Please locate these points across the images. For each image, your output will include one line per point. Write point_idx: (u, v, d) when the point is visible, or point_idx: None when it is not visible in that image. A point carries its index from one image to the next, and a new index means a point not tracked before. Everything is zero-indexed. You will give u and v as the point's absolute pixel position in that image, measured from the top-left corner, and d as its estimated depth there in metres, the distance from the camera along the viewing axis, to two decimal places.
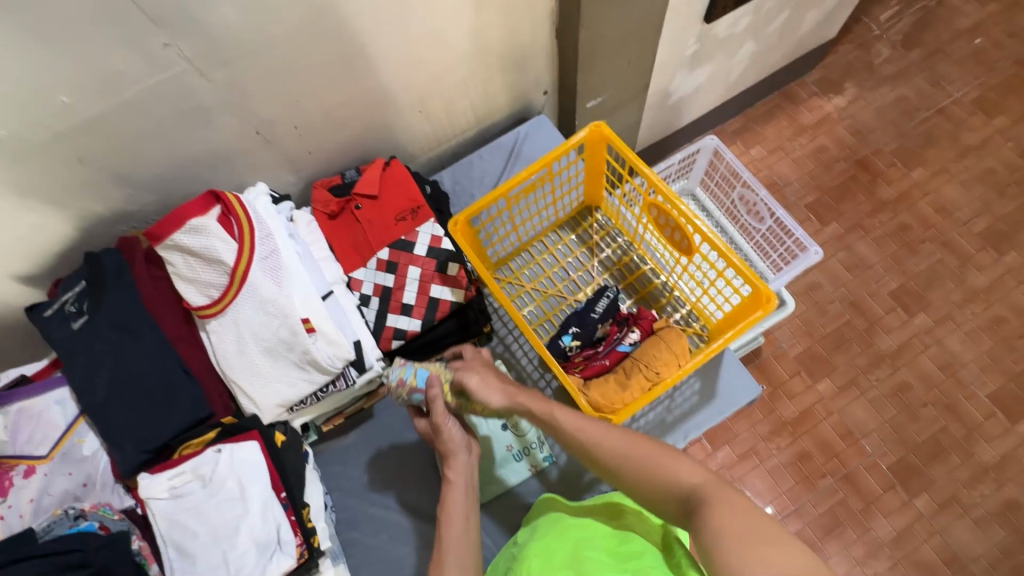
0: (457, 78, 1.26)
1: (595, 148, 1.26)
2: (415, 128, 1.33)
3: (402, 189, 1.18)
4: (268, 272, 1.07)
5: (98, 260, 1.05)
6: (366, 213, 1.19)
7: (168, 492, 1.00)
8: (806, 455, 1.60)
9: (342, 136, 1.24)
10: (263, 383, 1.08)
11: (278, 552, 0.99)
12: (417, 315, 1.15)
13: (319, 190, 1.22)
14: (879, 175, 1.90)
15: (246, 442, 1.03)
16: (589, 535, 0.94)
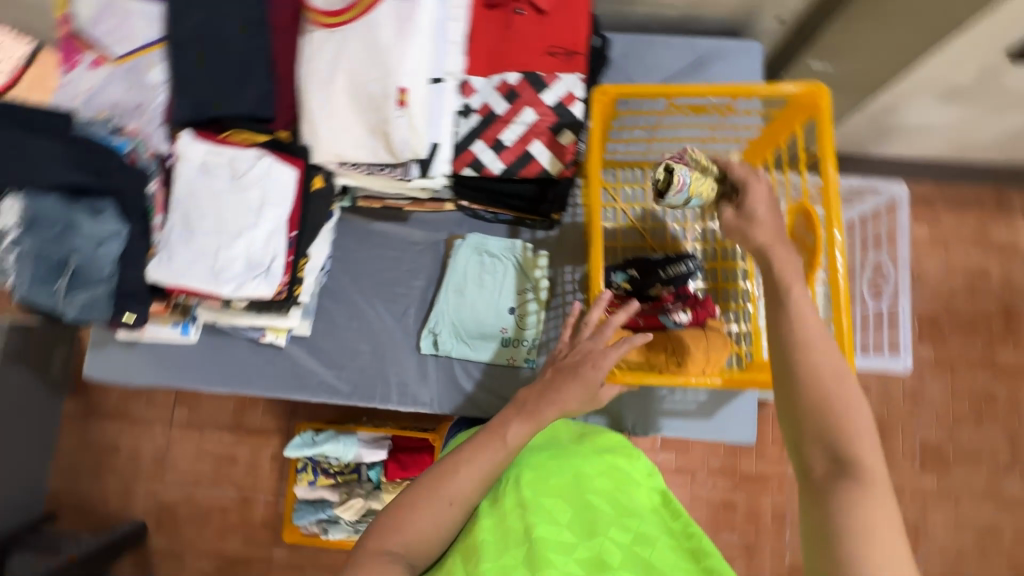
0: None
1: (787, 118, 0.94)
2: None
3: (572, 22, 1.02)
4: (399, 12, 0.88)
5: None
6: (523, 27, 1.04)
7: (198, 161, 0.90)
8: (732, 503, 1.45)
9: None
10: (334, 125, 0.92)
11: (260, 277, 0.90)
12: (504, 158, 1.05)
13: None
14: (1021, 328, 1.48)
15: (288, 166, 0.91)
16: (590, 468, 0.80)
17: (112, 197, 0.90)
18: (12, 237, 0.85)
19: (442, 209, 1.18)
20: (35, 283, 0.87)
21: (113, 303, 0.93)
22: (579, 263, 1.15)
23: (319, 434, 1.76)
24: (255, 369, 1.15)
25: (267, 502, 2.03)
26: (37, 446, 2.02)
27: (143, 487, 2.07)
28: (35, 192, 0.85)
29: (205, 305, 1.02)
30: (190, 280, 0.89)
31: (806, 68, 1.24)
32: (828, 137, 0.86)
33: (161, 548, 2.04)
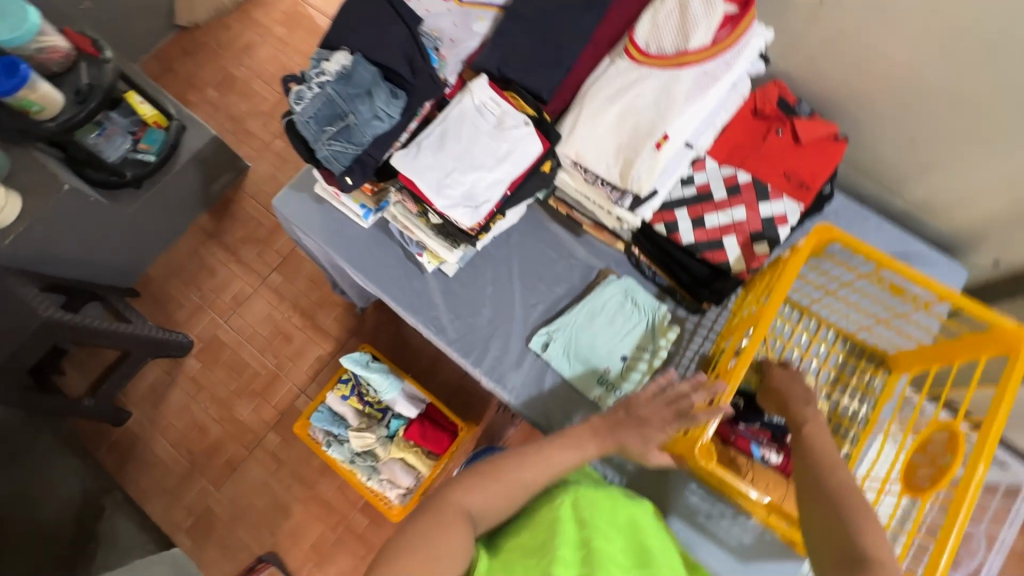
0: (985, 150, 1.07)
1: (982, 338, 0.93)
2: (896, 127, 1.16)
3: (820, 162, 1.12)
4: (697, 81, 1.00)
5: None
6: (775, 145, 1.14)
7: (479, 102, 1.07)
8: None
9: (841, 79, 1.16)
10: (591, 130, 1.05)
11: (469, 208, 1.03)
12: (698, 234, 1.13)
13: (774, 89, 1.17)
14: None
15: (538, 142, 1.05)
16: (625, 526, 0.93)
17: (406, 92, 1.08)
18: (326, 80, 1.05)
19: (613, 245, 1.29)
20: (317, 119, 1.05)
21: (349, 163, 1.08)
22: (696, 358, 1.21)
23: (374, 363, 1.84)
24: (394, 276, 1.28)
25: (291, 389, 2.15)
26: (162, 234, 2.29)
27: (210, 315, 2.27)
28: (363, 60, 1.05)
29: (404, 206, 1.18)
30: (419, 180, 1.03)
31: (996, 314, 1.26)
32: (1016, 378, 0.84)
33: (190, 372, 2.21)
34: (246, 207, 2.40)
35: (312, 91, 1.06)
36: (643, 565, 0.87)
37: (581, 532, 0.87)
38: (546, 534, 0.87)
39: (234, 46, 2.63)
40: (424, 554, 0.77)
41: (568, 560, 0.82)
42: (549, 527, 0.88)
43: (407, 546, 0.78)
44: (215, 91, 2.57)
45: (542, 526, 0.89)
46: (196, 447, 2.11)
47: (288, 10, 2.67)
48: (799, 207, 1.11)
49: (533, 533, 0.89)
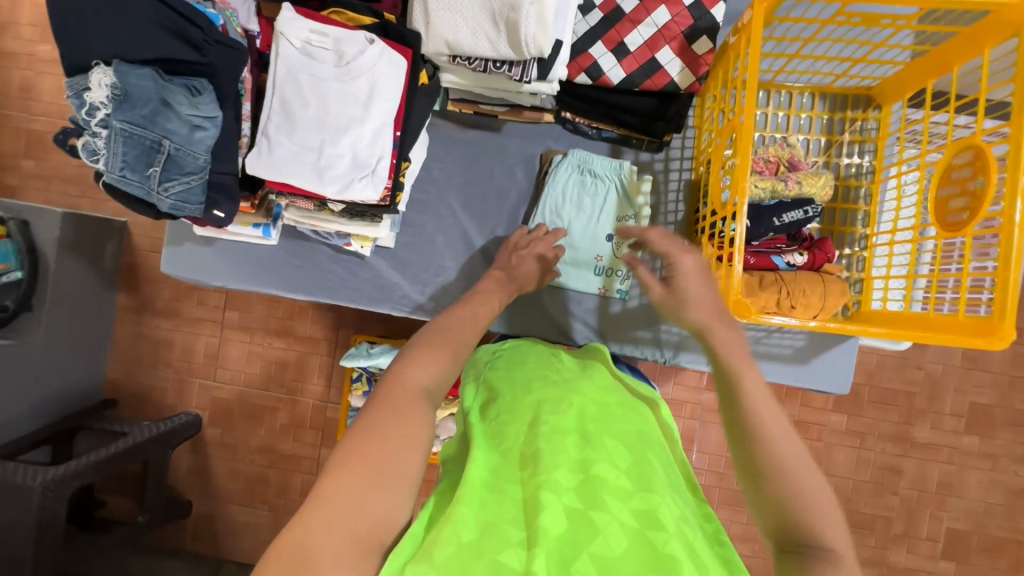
0: None
1: (980, 29, 0.79)
2: None
3: None
4: None
5: None
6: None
7: (300, 44, 0.80)
8: None
9: None
10: (449, 7, 0.81)
11: (365, 178, 0.82)
12: (626, 66, 0.93)
13: None
14: None
15: (398, 56, 0.81)
16: (612, 405, 0.79)
17: (207, 75, 0.81)
18: (105, 114, 0.78)
19: (540, 120, 1.07)
20: (131, 169, 0.80)
21: (205, 195, 0.87)
22: (681, 198, 1.09)
23: (374, 348, 1.75)
24: (337, 278, 1.11)
25: (316, 405, 2.09)
26: (94, 336, 2.06)
27: (197, 382, 2.14)
28: (130, 64, 0.77)
29: (298, 207, 0.98)
30: (292, 177, 0.81)
31: None
32: None
33: (217, 440, 2.14)
34: (155, 263, 2.12)
35: (102, 136, 0.80)
36: (651, 472, 0.67)
37: (583, 447, 0.69)
38: (541, 439, 0.70)
39: (11, 97, 2.12)
40: (382, 461, 0.60)
41: (561, 482, 0.64)
42: (539, 436, 0.70)
43: (361, 439, 0.61)
44: (30, 159, 2.12)
45: (534, 433, 0.71)
46: (268, 495, 2.12)
47: (34, 18, 2.08)
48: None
49: (520, 437, 0.71)
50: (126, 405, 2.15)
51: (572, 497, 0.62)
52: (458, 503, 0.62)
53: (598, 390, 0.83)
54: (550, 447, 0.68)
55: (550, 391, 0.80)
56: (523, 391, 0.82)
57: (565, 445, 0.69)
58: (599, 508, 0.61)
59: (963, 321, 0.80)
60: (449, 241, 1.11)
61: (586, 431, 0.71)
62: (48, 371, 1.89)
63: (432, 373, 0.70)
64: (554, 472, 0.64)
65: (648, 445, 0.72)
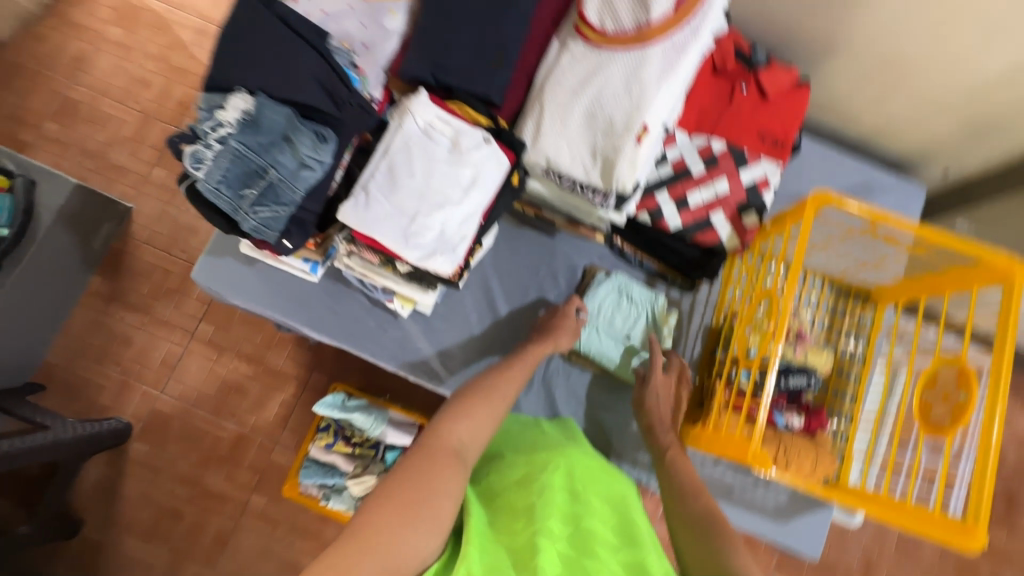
0: (943, 69, 1.04)
1: (973, 275, 0.96)
2: (853, 58, 1.11)
3: (790, 116, 1.06)
4: (665, 59, 0.89)
5: None
6: (743, 102, 1.06)
7: (423, 125, 0.90)
8: None
9: (795, 17, 1.08)
10: (558, 132, 0.93)
11: (446, 253, 0.89)
12: (684, 217, 1.07)
13: (730, 37, 1.05)
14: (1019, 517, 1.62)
15: (503, 158, 0.91)
16: (602, 472, 0.86)
17: (333, 128, 0.88)
18: (225, 132, 0.83)
19: (591, 238, 1.18)
20: (228, 185, 0.84)
21: (285, 226, 0.90)
22: (698, 338, 1.19)
23: (351, 400, 1.67)
24: (366, 330, 1.13)
25: (261, 444, 1.95)
26: (50, 314, 1.92)
27: (141, 389, 1.98)
28: (271, 99, 0.84)
29: (362, 258, 1.01)
30: (380, 235, 0.87)
31: (949, 223, 1.31)
32: (1016, 312, 0.88)
33: (139, 457, 1.94)
34: (144, 256, 2.04)
35: (213, 150, 0.84)
36: (636, 532, 0.74)
37: (572, 505, 0.75)
38: (534, 495, 0.75)
39: (62, 63, 2.13)
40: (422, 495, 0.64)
41: (554, 533, 0.69)
42: (532, 489, 0.76)
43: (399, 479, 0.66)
44: (55, 123, 2.09)
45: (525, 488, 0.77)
46: (174, 533, 1.90)
47: (115, 3, 2.16)
48: (778, 167, 1.07)
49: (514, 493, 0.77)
50: (52, 395, 1.95)
51: (564, 547, 0.68)
52: (468, 543, 0.65)
53: (586, 455, 0.90)
54: (543, 501, 0.73)
55: (539, 454, 0.86)
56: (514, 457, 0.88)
57: (555, 499, 0.74)
58: (590, 558, 0.67)
59: (940, 519, 0.88)
60: (482, 323, 1.15)
61: (572, 489, 0.78)
62: None
63: (465, 430, 0.76)
64: (546, 523, 0.70)
65: (626, 506, 0.80)
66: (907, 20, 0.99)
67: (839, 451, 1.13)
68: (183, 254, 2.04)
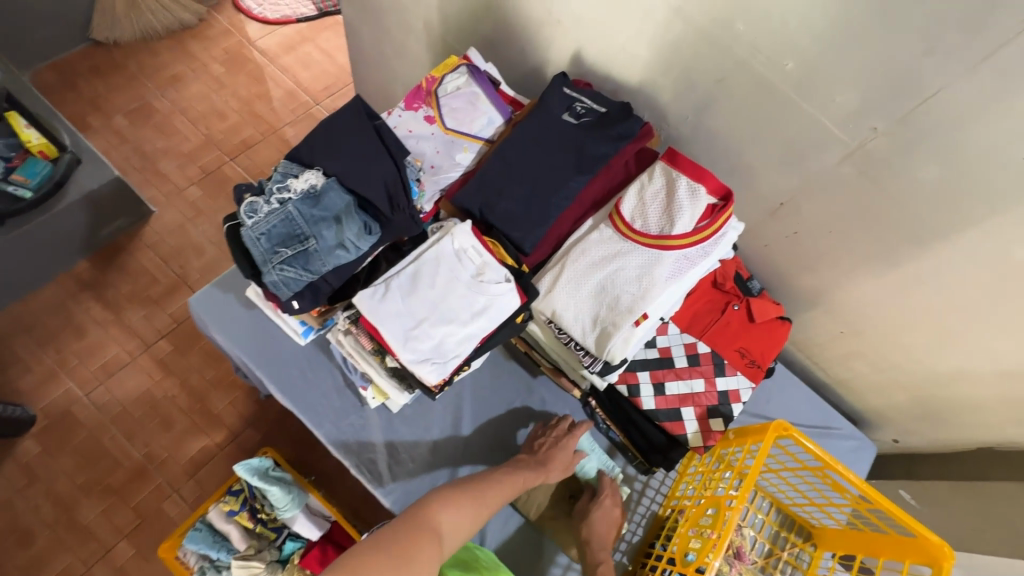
0: (905, 348, 1.20)
1: (903, 548, 1.00)
2: (832, 315, 1.27)
3: (770, 344, 1.19)
4: (675, 265, 1.02)
5: (628, 116, 1.11)
6: (732, 319, 1.19)
7: (457, 247, 0.99)
8: None
9: (790, 266, 1.26)
10: (569, 293, 1.03)
11: (436, 364, 0.93)
12: (658, 401, 1.14)
13: (732, 263, 1.22)
14: None
15: (516, 298, 1.00)
16: None
17: (381, 224, 0.98)
18: (287, 197, 0.94)
19: (569, 391, 1.23)
20: (267, 239, 0.92)
21: (300, 289, 0.95)
22: (642, 524, 1.18)
23: (275, 471, 1.57)
24: (327, 407, 1.12)
25: (159, 487, 1.77)
26: (21, 280, 1.88)
27: (66, 385, 1.85)
28: (338, 184, 0.96)
29: (356, 340, 1.04)
30: (385, 329, 0.92)
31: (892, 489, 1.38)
32: None
33: (24, 457, 1.76)
34: (141, 258, 2.05)
35: (270, 207, 0.93)
36: None
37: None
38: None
39: (159, 76, 2.35)
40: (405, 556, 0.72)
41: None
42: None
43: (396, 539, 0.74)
44: (125, 119, 2.25)
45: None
46: (13, 558, 1.64)
47: (229, 49, 2.46)
48: (751, 384, 1.16)
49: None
50: None
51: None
52: None
53: None
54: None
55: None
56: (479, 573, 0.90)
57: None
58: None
59: None
60: (442, 438, 1.15)
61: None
62: None
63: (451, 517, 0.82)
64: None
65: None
66: (880, 301, 1.16)
67: None
68: (178, 269, 2.06)
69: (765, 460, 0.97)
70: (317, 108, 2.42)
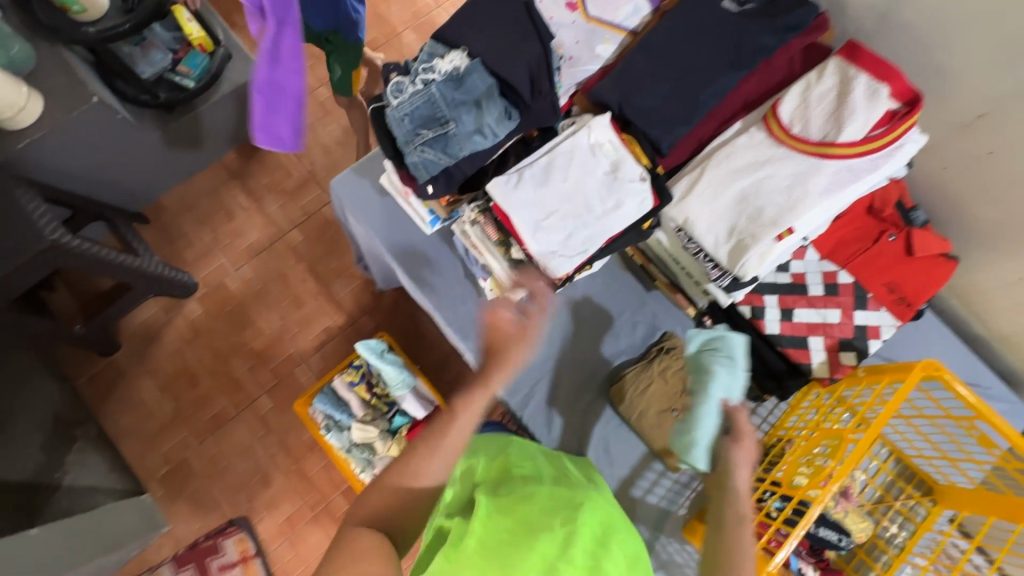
0: None
1: None
2: (1012, 257, 1.09)
3: (927, 281, 1.06)
4: (836, 177, 0.92)
5: (803, 4, 0.97)
6: (885, 250, 1.07)
7: (594, 142, 0.96)
8: None
9: (968, 196, 1.08)
10: (706, 200, 0.97)
11: (562, 258, 0.94)
12: (784, 326, 1.08)
13: (898, 187, 1.08)
14: None
15: (649, 200, 0.96)
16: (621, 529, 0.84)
17: (519, 112, 0.97)
18: (430, 78, 0.95)
19: (682, 309, 1.21)
20: (411, 121, 0.95)
21: (437, 172, 0.98)
22: None
23: (388, 354, 1.73)
24: (447, 294, 1.19)
25: (292, 355, 2.04)
26: (185, 165, 2.13)
27: (219, 261, 2.14)
28: (482, 67, 0.96)
29: (482, 230, 1.08)
30: (516, 218, 0.94)
31: None
32: None
33: (190, 315, 2.09)
34: (278, 153, 2.24)
35: (414, 87, 0.95)
36: None
37: (589, 547, 0.77)
38: (537, 515, 0.79)
39: None
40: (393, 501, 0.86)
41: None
42: (545, 509, 0.80)
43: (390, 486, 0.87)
44: None
45: (536, 505, 0.81)
46: (184, 395, 2.01)
47: None
48: (895, 322, 1.06)
49: (528, 508, 0.80)
50: (150, 230, 2.15)
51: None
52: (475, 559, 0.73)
53: (604, 502, 0.88)
54: (544, 525, 0.78)
55: (557, 487, 0.86)
56: (525, 473, 0.91)
57: (557, 524, 0.78)
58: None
59: None
60: (551, 336, 1.19)
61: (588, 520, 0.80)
62: (133, 162, 1.93)
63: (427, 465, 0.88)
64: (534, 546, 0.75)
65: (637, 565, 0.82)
66: None
67: None
68: (308, 166, 2.22)
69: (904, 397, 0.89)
70: (437, 11, 2.39)
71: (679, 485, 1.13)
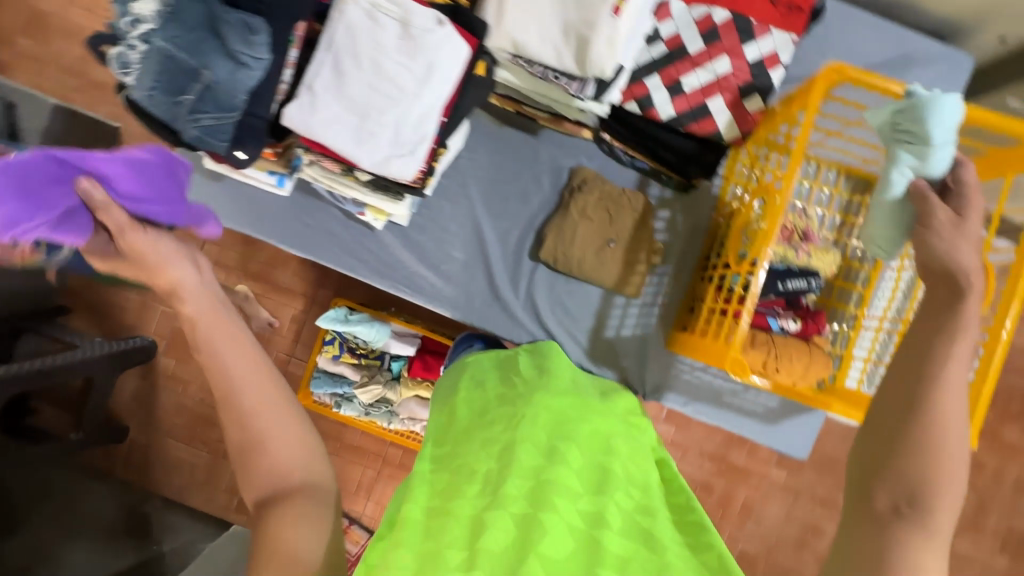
0: None
1: (1006, 161, 0.83)
2: None
3: None
4: None
5: None
6: None
7: (367, 7, 0.78)
8: (708, 486, 1.62)
9: None
10: (525, 7, 0.81)
11: (403, 158, 0.82)
12: (677, 105, 0.95)
13: None
14: None
15: (462, 44, 0.80)
16: (574, 423, 0.68)
17: (263, 16, 0.77)
18: (147, 29, 0.76)
19: (577, 135, 1.08)
20: (162, 92, 0.78)
21: (232, 135, 0.84)
22: (694, 242, 1.11)
23: (353, 314, 1.70)
24: (340, 244, 1.09)
25: (279, 357, 2.02)
26: None
27: (160, 309, 2.05)
28: None
29: (323, 166, 0.95)
30: (331, 141, 0.80)
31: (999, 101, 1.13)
32: None
33: (170, 370, 2.06)
34: None
35: (139, 50, 0.77)
36: (607, 477, 0.61)
37: (536, 455, 0.62)
38: (475, 453, 0.65)
39: None
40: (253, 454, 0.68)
41: (507, 496, 0.56)
42: (479, 445, 0.66)
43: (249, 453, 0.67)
44: None
45: (475, 444, 0.67)
46: (210, 436, 2.06)
47: None
48: (792, 38, 0.92)
49: (466, 452, 0.66)
50: (81, 316, 2.05)
51: (520, 506, 0.55)
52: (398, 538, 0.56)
53: (556, 398, 0.74)
54: (480, 459, 0.63)
55: (503, 407, 0.72)
56: (472, 410, 0.76)
57: (495, 449, 0.64)
58: (547, 512, 0.54)
59: None
60: (461, 233, 1.10)
61: (532, 431, 0.65)
62: None
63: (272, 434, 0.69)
64: (465, 488, 0.59)
65: (615, 456, 0.66)
66: None
67: (837, 354, 1.08)
68: None
69: (814, 119, 0.80)
70: None
71: (647, 306, 1.11)
